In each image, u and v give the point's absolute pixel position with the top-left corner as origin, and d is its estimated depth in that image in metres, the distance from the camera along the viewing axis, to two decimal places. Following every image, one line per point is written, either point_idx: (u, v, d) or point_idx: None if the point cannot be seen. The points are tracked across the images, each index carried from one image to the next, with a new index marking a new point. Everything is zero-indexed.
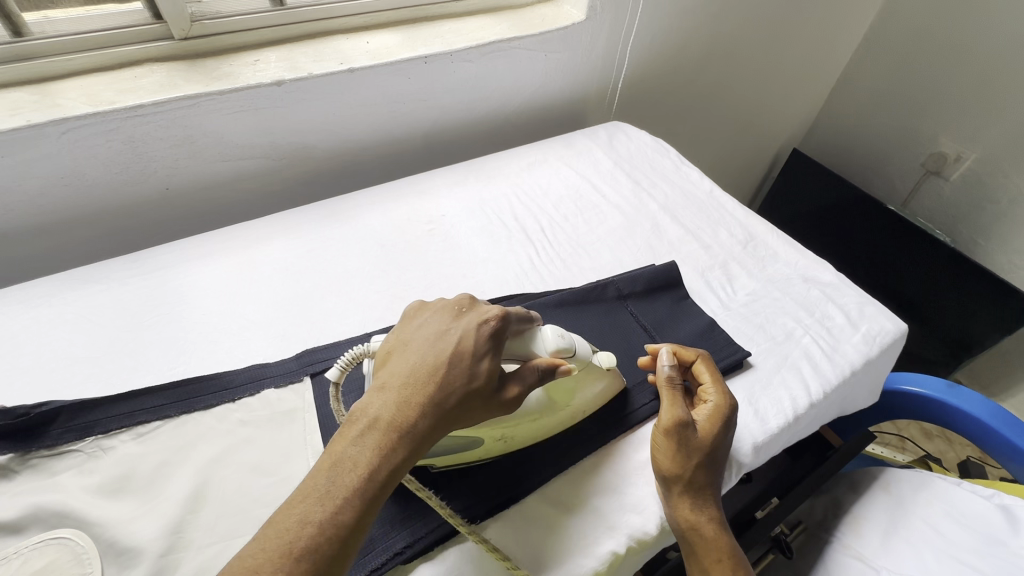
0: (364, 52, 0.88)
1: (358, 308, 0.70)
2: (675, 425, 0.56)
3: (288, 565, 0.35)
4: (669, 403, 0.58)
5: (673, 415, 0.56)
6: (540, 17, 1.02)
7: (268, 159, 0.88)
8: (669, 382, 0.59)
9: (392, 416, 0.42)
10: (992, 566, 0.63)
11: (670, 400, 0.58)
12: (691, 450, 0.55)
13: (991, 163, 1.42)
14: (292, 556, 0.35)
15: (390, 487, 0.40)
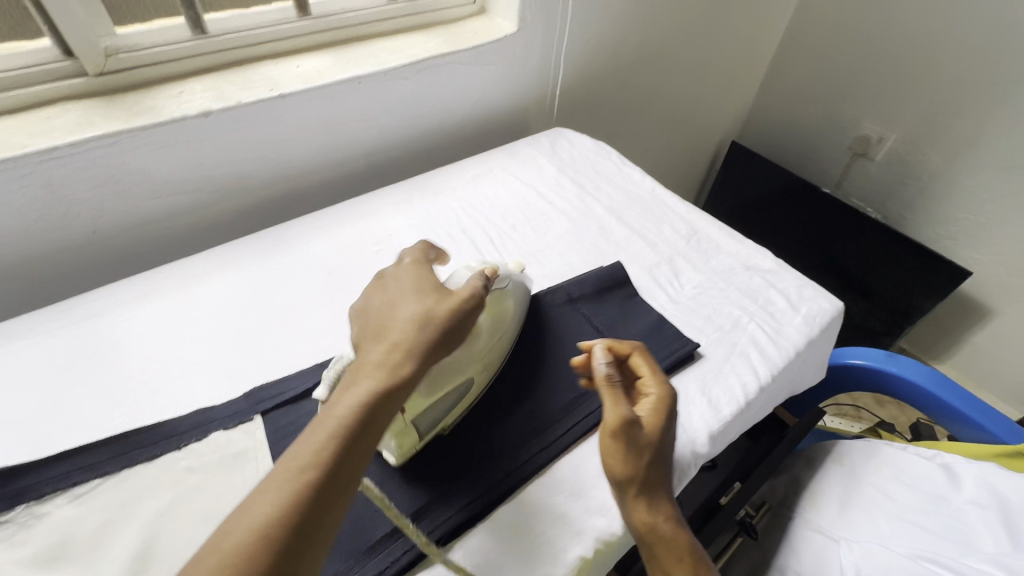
0: (295, 76, 0.86)
1: (308, 339, 0.68)
2: (620, 422, 0.54)
3: (279, 493, 0.38)
4: (613, 401, 0.56)
5: (617, 415, 0.54)
6: (473, 31, 1.03)
7: (202, 192, 0.85)
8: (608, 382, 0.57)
9: (364, 365, 0.46)
10: (936, 523, 0.68)
11: (613, 398, 0.56)
12: (638, 445, 0.54)
13: (912, 144, 1.53)
14: (284, 486, 0.38)
15: (373, 417, 0.43)
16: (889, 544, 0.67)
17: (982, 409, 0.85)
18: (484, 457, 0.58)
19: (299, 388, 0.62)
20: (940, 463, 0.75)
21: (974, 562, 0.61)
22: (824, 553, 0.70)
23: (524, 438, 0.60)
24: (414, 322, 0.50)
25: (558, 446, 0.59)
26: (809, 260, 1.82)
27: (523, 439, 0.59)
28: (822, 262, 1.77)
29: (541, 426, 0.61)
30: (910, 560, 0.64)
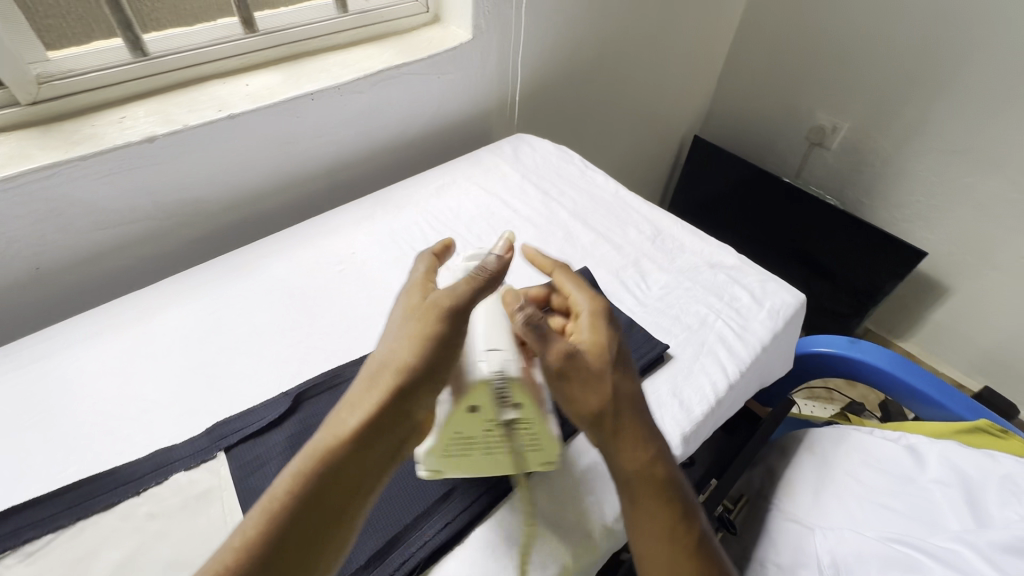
0: (244, 95, 0.84)
1: (271, 367, 0.66)
2: (563, 356, 0.52)
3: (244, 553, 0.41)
4: (543, 344, 0.52)
5: (553, 352, 0.52)
6: (427, 41, 1.02)
7: (154, 220, 0.82)
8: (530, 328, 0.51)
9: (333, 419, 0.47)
10: (903, 504, 0.70)
11: (538, 340, 0.52)
12: (604, 378, 0.52)
13: (863, 128, 1.57)
14: (246, 545, 0.41)
15: (332, 474, 0.44)
16: (860, 528, 0.69)
17: (942, 388, 0.89)
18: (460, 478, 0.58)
19: (264, 420, 0.60)
20: (906, 445, 0.78)
21: (943, 543, 0.63)
22: (800, 543, 0.71)
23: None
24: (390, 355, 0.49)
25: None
26: (775, 249, 1.86)
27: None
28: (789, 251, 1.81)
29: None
30: (880, 542, 0.65)
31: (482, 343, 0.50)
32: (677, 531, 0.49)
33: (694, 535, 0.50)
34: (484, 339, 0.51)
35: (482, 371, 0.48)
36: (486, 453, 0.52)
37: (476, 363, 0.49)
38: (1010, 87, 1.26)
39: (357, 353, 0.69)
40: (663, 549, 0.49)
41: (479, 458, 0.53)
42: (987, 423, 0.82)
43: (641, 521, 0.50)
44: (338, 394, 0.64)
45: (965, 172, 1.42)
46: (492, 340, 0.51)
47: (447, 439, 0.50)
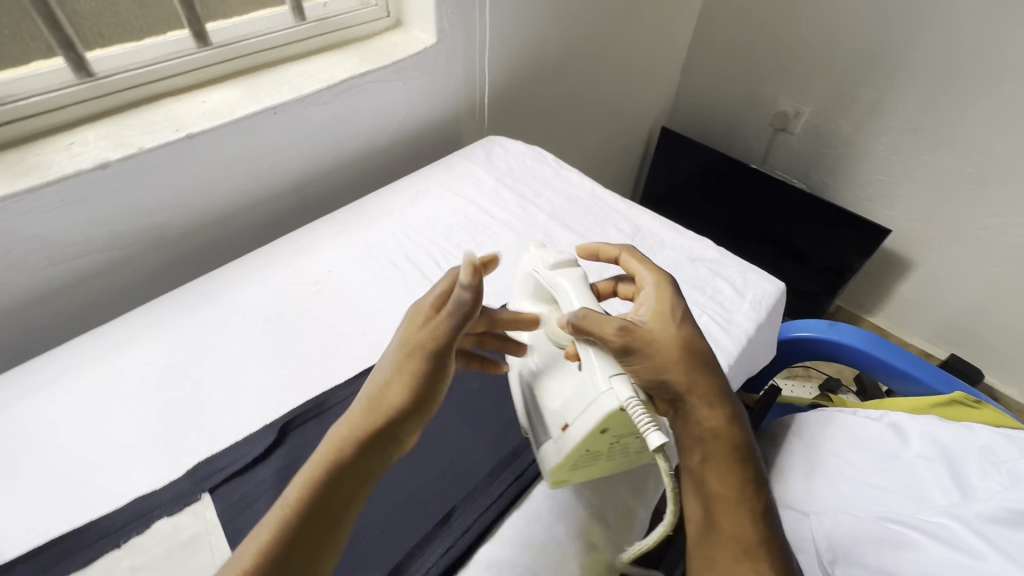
0: (202, 113, 0.80)
1: (252, 398, 0.64)
2: (622, 332, 0.55)
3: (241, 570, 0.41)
4: (596, 324, 0.56)
5: (609, 332, 0.55)
6: (390, 46, 0.99)
7: (114, 250, 0.77)
8: (581, 316, 0.56)
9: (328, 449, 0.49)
10: (889, 481, 0.72)
11: (594, 323, 0.56)
12: (688, 352, 0.57)
13: (824, 116, 1.63)
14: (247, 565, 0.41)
15: (326, 500, 0.45)
16: (851, 509, 0.71)
17: (917, 363, 0.92)
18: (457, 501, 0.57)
19: (249, 456, 0.57)
20: (887, 422, 0.80)
21: (932, 517, 0.65)
22: (797, 528, 0.73)
23: (480, 483, 0.58)
24: (379, 386, 0.51)
25: (515, 488, 0.58)
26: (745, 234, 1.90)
27: (477, 486, 0.58)
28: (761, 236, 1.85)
29: (496, 469, 0.61)
30: (873, 521, 0.67)
31: (601, 373, 0.54)
32: (742, 488, 0.57)
33: (754, 493, 0.57)
34: (600, 366, 0.54)
35: (612, 400, 0.52)
36: (607, 460, 0.58)
37: (601, 393, 0.53)
38: (959, 65, 1.31)
39: (341, 376, 0.67)
40: (728, 504, 0.56)
41: (602, 465, 0.58)
42: (962, 395, 0.86)
43: (710, 476, 0.57)
44: (323, 423, 0.62)
45: (918, 149, 1.48)
46: (608, 365, 0.55)
47: (576, 456, 0.55)
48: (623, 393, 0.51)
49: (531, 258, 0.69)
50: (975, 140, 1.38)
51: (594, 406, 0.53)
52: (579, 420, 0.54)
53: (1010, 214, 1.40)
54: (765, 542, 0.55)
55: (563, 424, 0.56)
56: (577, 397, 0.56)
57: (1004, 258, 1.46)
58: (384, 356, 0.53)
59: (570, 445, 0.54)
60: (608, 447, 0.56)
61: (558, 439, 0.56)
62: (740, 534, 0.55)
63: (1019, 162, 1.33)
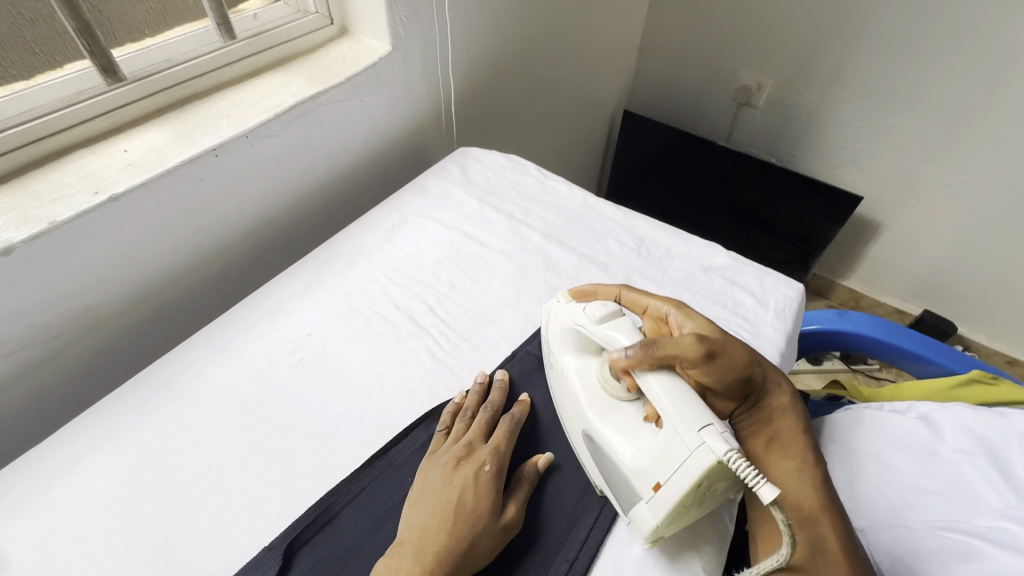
0: (125, 166, 0.66)
1: (241, 514, 0.53)
2: (699, 341, 0.54)
3: None
4: (671, 344, 0.53)
5: (687, 344, 0.54)
6: (339, 59, 0.87)
7: (35, 346, 0.63)
8: (649, 345, 0.53)
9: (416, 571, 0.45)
10: (937, 482, 0.70)
11: (668, 345, 0.53)
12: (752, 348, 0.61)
13: (789, 85, 1.53)
14: None
15: None
16: (907, 520, 0.68)
17: (928, 345, 0.91)
18: None
19: None
20: (917, 414, 0.78)
21: (988, 522, 0.62)
22: None
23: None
24: (446, 545, 0.47)
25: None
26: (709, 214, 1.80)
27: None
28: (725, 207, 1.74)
29: (543, 555, 0.51)
30: (930, 532, 0.64)
31: (685, 426, 0.46)
32: (807, 465, 0.56)
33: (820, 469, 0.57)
34: (682, 419, 0.47)
35: (707, 456, 0.44)
36: (700, 506, 0.49)
37: (692, 451, 0.45)
38: (923, 22, 1.23)
39: (346, 468, 0.57)
40: (796, 476, 0.55)
41: (697, 512, 0.49)
42: (979, 373, 0.84)
43: (777, 451, 0.57)
44: (335, 532, 0.52)
45: (884, 114, 1.40)
46: (692, 416, 0.47)
47: (673, 516, 0.47)
48: (719, 446, 0.43)
49: (565, 312, 0.64)
50: (936, 99, 1.31)
51: (688, 464, 0.45)
52: (674, 479, 0.46)
53: (973, 170, 1.34)
54: (836, 513, 0.53)
55: (652, 484, 0.48)
56: (663, 454, 0.47)
57: (967, 216, 1.41)
58: (446, 510, 0.49)
59: (667, 506, 0.46)
60: (705, 496, 0.47)
61: (649, 501, 0.48)
62: (811, 503, 0.53)
63: (987, 119, 1.26)
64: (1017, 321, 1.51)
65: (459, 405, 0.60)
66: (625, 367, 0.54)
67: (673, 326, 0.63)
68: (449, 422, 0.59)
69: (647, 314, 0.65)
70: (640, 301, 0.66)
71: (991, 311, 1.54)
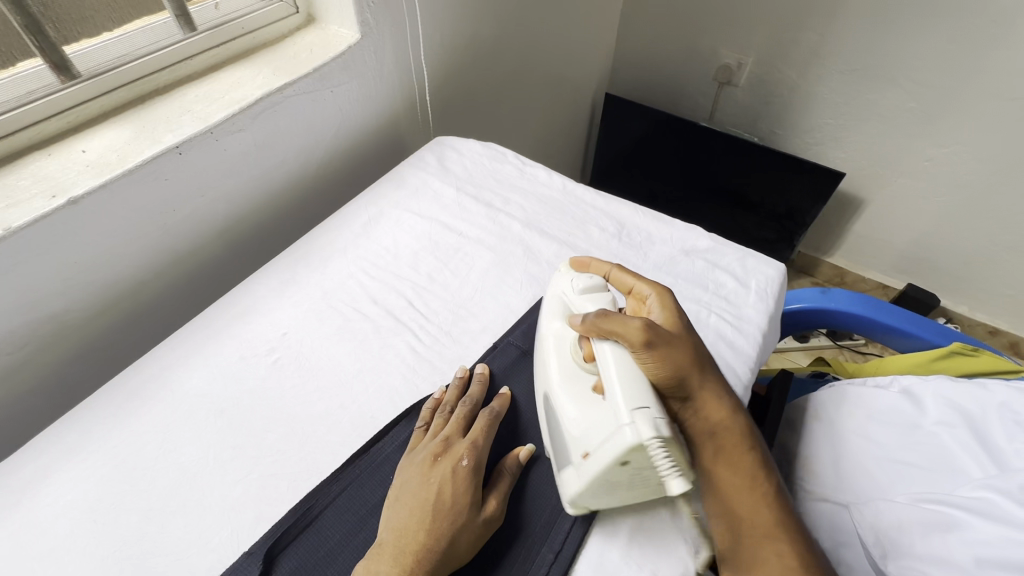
0: (84, 167, 0.64)
1: (220, 520, 0.52)
2: (648, 329, 0.52)
3: None
4: (618, 324, 0.52)
5: (634, 327, 0.52)
6: (307, 48, 0.84)
7: (1, 357, 0.62)
8: (602, 315, 0.54)
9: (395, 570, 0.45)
10: (921, 456, 0.70)
11: (618, 322, 0.53)
12: (696, 348, 0.57)
13: (768, 63, 1.51)
14: None
15: None
16: (891, 494, 0.68)
17: (910, 319, 0.92)
18: None
19: None
20: (899, 388, 0.78)
21: (970, 492, 0.62)
22: (836, 520, 0.69)
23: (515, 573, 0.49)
24: (426, 543, 0.46)
25: (557, 571, 0.49)
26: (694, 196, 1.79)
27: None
28: (709, 188, 1.73)
29: (526, 547, 0.51)
30: (912, 505, 0.64)
31: (625, 402, 0.47)
32: (754, 477, 0.54)
33: (766, 477, 0.55)
34: (623, 396, 0.47)
35: (635, 434, 0.45)
36: (630, 489, 0.50)
37: (624, 425, 0.46)
38: None
39: (326, 469, 0.56)
40: (744, 493, 0.53)
41: (624, 494, 0.50)
42: (959, 346, 0.84)
43: (722, 463, 0.55)
44: (316, 534, 0.51)
45: (868, 89, 1.39)
46: (634, 396, 0.47)
47: (594, 487, 0.48)
48: (646, 430, 0.44)
49: (560, 280, 0.64)
50: (917, 74, 1.30)
51: (617, 439, 0.45)
52: (602, 449, 0.46)
53: (953, 143, 1.34)
54: (785, 527, 0.52)
55: (582, 451, 0.49)
56: (597, 424, 0.48)
57: (948, 188, 1.41)
58: (424, 509, 0.48)
59: (590, 473, 0.47)
60: (630, 480, 0.48)
61: (576, 466, 0.49)
62: (758, 521, 0.52)
63: (964, 90, 1.26)
64: (998, 290, 1.52)
65: (438, 400, 0.60)
66: (581, 330, 0.55)
67: (648, 310, 0.61)
68: (429, 419, 0.58)
69: (632, 294, 0.64)
70: (625, 279, 0.64)
71: (973, 281, 1.55)
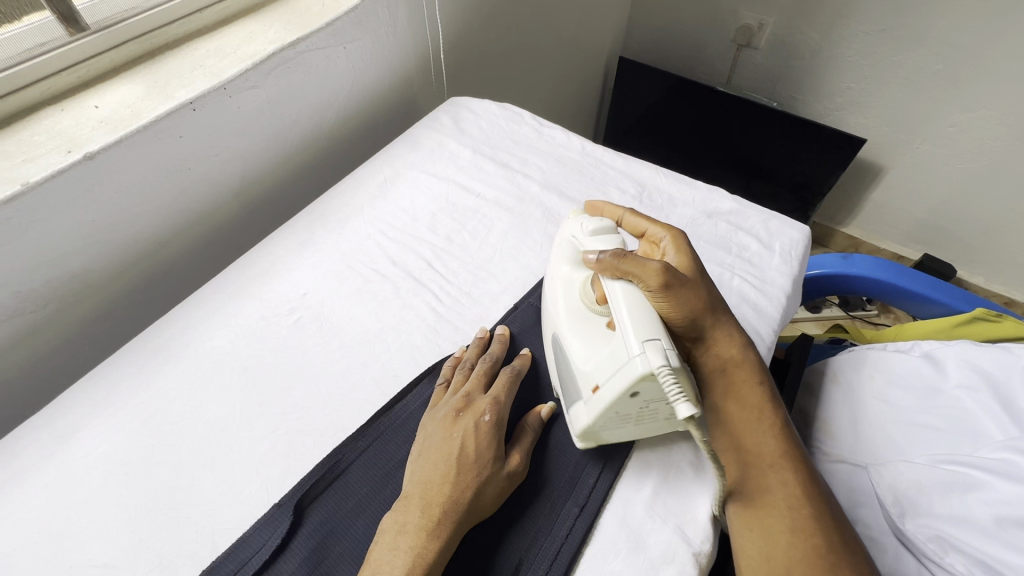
0: (97, 123, 0.62)
1: (249, 474, 0.53)
2: (667, 272, 0.53)
3: None
4: (638, 265, 0.52)
5: (651, 269, 0.52)
6: (316, 3, 0.81)
7: (26, 315, 0.62)
8: (619, 256, 0.53)
9: (422, 520, 0.46)
10: (942, 419, 0.69)
11: (635, 263, 0.52)
12: (712, 292, 0.58)
13: (789, 23, 1.44)
14: None
15: None
16: (911, 456, 0.68)
17: (934, 285, 0.90)
18: (518, 553, 0.48)
19: (266, 550, 0.47)
20: (922, 353, 0.77)
21: (991, 453, 0.62)
22: (854, 481, 0.70)
23: (543, 526, 0.50)
24: (452, 496, 0.47)
25: (584, 523, 0.49)
26: (709, 164, 1.75)
27: (539, 529, 0.49)
28: (725, 156, 1.69)
29: (552, 500, 0.51)
30: (933, 466, 0.64)
31: (635, 334, 0.47)
32: (764, 409, 0.55)
33: (778, 416, 0.55)
34: (633, 328, 0.47)
35: (644, 365, 0.45)
36: (637, 422, 0.51)
37: (634, 356, 0.46)
38: None
39: (351, 425, 0.56)
40: (753, 428, 0.54)
41: (634, 427, 0.51)
42: (983, 311, 0.82)
43: (732, 400, 0.56)
44: (345, 487, 0.52)
45: (892, 51, 1.33)
46: (644, 328, 0.47)
47: (605, 419, 0.49)
48: (656, 359, 0.44)
49: (570, 225, 0.63)
50: (945, 33, 1.24)
51: (626, 370, 0.46)
52: (613, 381, 0.47)
53: (979, 107, 1.30)
54: (794, 458, 0.52)
55: (592, 386, 0.49)
56: (605, 359, 0.49)
57: (970, 154, 1.37)
58: (448, 463, 0.49)
59: (599, 407, 0.48)
60: (639, 411, 0.49)
61: (586, 401, 0.50)
62: (768, 454, 0.52)
63: (993, 51, 1.21)
64: (1014, 260, 1.50)
65: (458, 358, 0.60)
66: (597, 269, 0.54)
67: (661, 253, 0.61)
68: (449, 377, 0.58)
69: (645, 237, 0.64)
70: (641, 225, 0.64)
71: (990, 250, 1.53)
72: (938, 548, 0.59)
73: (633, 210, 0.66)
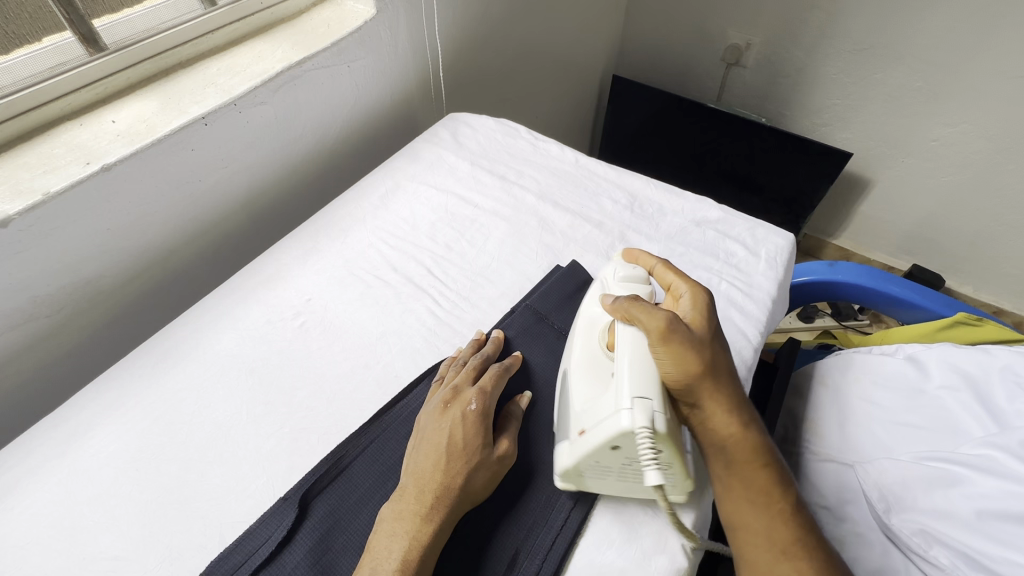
0: (116, 136, 0.66)
1: (256, 470, 0.55)
2: (671, 324, 0.52)
3: None
4: (645, 311, 0.53)
5: (658, 318, 0.52)
6: (325, 23, 0.86)
7: (41, 319, 0.64)
8: (632, 300, 0.54)
9: (417, 508, 0.48)
10: (924, 417, 0.72)
11: (643, 308, 0.53)
12: (715, 355, 0.53)
13: (776, 42, 1.50)
14: None
15: (422, 565, 0.46)
16: (894, 453, 0.70)
17: (917, 290, 0.93)
18: (513, 543, 0.50)
19: (271, 542, 0.49)
20: (905, 355, 0.80)
21: (973, 450, 0.63)
22: (842, 479, 0.72)
23: (539, 517, 0.51)
24: (443, 482, 0.49)
25: (577, 515, 0.51)
26: (701, 178, 1.79)
27: (535, 521, 0.51)
28: (717, 170, 1.73)
29: (547, 493, 0.53)
30: (915, 462, 0.66)
31: (628, 388, 0.48)
32: (770, 489, 0.51)
33: (785, 490, 0.52)
34: (630, 383, 0.48)
35: (629, 421, 0.46)
36: (620, 478, 0.51)
37: (621, 409, 0.47)
38: None
39: (353, 423, 0.59)
40: (760, 511, 0.51)
41: (615, 482, 0.51)
42: (964, 315, 0.85)
43: (736, 479, 0.51)
44: (348, 481, 0.54)
45: (874, 69, 1.38)
46: (640, 383, 0.48)
47: (586, 464, 0.50)
48: (640, 419, 0.45)
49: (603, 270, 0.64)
50: (923, 52, 1.29)
51: (613, 421, 0.47)
52: (598, 428, 0.48)
53: (960, 122, 1.34)
54: (806, 544, 0.50)
55: (579, 428, 0.51)
56: (597, 405, 0.50)
57: (953, 168, 1.42)
58: (437, 452, 0.51)
59: (581, 451, 0.49)
60: (620, 468, 0.49)
61: (572, 441, 0.51)
62: (778, 539, 0.50)
63: (970, 69, 1.26)
64: (1000, 270, 1.54)
65: (453, 357, 0.62)
66: (613, 312, 0.57)
67: (676, 306, 0.58)
68: (444, 374, 0.60)
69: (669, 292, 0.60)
70: (666, 276, 0.61)
71: (976, 260, 1.57)
72: (923, 541, 0.61)
73: (669, 262, 0.63)
